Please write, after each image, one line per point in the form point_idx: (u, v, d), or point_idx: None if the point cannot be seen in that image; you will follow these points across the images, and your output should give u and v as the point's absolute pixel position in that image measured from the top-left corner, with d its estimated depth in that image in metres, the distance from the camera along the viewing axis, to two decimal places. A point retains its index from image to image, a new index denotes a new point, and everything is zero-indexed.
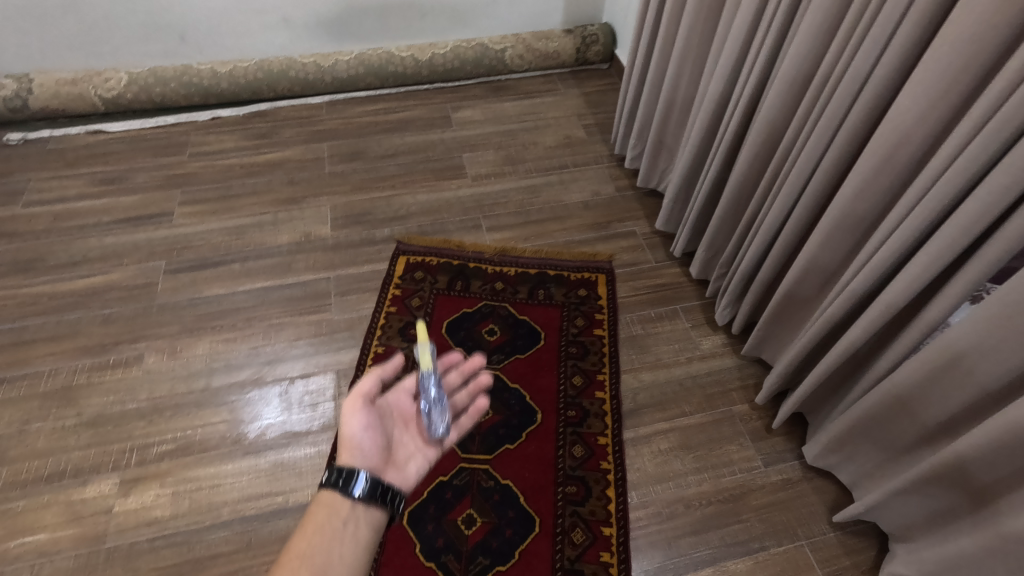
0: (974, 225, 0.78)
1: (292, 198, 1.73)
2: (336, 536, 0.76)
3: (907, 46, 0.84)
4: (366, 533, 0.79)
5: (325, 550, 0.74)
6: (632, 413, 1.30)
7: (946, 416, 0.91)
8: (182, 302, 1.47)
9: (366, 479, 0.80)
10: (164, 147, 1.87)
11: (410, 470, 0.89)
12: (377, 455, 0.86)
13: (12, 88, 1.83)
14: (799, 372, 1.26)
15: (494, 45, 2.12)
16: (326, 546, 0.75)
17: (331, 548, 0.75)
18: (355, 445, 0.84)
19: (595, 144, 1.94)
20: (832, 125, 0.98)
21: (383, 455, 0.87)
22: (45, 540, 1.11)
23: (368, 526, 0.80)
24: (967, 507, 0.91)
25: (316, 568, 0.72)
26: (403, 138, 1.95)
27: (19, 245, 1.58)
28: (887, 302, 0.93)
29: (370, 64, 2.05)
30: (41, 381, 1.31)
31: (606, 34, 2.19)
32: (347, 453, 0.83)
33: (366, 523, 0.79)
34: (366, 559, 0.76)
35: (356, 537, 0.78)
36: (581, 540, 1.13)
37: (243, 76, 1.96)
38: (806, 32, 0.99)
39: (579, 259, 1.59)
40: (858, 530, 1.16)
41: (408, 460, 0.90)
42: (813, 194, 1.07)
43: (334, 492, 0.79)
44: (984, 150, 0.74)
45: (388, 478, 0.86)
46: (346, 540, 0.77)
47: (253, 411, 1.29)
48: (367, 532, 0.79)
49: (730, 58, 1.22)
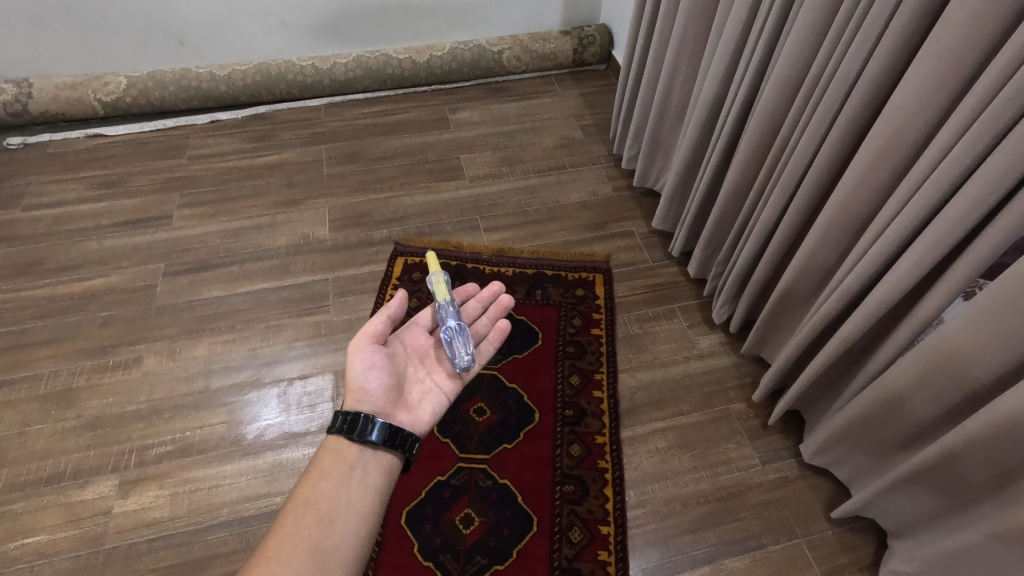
0: (964, 222, 0.78)
1: (291, 200, 1.74)
2: (343, 481, 0.78)
3: (897, 44, 0.84)
4: (375, 477, 0.80)
5: (331, 495, 0.76)
6: (629, 412, 1.30)
7: (941, 411, 0.92)
8: (181, 304, 1.48)
9: (379, 424, 0.82)
10: (164, 151, 1.88)
11: (421, 411, 0.93)
12: (385, 397, 0.89)
13: (13, 93, 1.84)
14: (795, 370, 1.26)
15: (491, 46, 2.13)
16: (334, 491, 0.76)
17: (339, 493, 0.76)
18: (359, 388, 0.87)
19: (592, 144, 1.94)
20: (826, 123, 0.99)
21: (393, 398, 0.90)
22: (45, 542, 1.11)
23: (378, 470, 0.81)
24: (964, 502, 0.91)
25: (322, 513, 0.74)
26: (401, 139, 1.95)
27: (19, 248, 1.58)
28: (881, 298, 0.93)
29: (368, 67, 2.05)
30: (40, 384, 1.32)
31: (603, 35, 2.20)
32: (354, 398, 0.87)
33: (375, 469, 0.81)
34: (375, 502, 0.78)
35: (363, 482, 0.79)
36: (579, 538, 1.13)
37: (241, 79, 1.97)
38: (799, 32, 0.99)
39: (576, 259, 1.60)
40: (856, 527, 1.16)
41: (420, 401, 0.94)
42: (807, 193, 1.07)
43: (341, 439, 0.81)
44: (973, 147, 0.74)
45: (398, 420, 0.89)
46: (352, 485, 0.78)
47: (252, 412, 1.29)
48: (376, 476, 0.80)
49: (723, 59, 1.22)
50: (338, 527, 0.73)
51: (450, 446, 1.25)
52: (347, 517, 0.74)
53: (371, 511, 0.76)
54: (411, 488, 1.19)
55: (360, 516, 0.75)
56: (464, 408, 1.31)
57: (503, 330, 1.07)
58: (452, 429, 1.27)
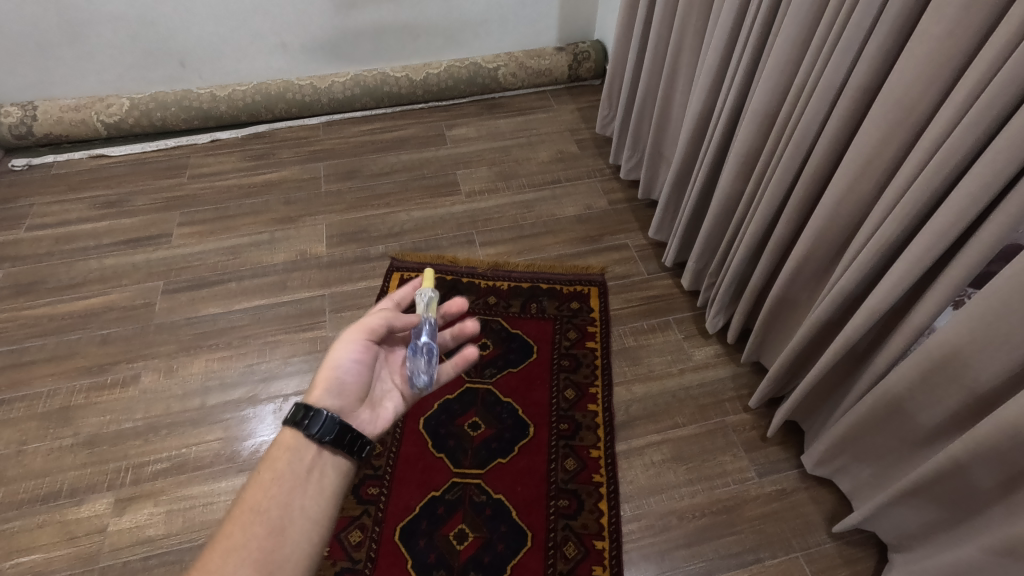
0: (949, 230, 0.79)
1: (288, 217, 1.76)
2: (298, 486, 0.72)
3: (880, 53, 0.86)
4: (332, 480, 0.74)
5: (284, 502, 0.69)
6: (625, 425, 1.30)
7: (940, 419, 0.91)
8: (179, 321, 1.49)
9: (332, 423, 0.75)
10: (164, 170, 1.91)
11: (382, 411, 0.87)
12: (353, 395, 0.83)
13: (18, 116, 1.87)
14: (790, 380, 1.26)
15: (487, 64, 2.16)
16: (287, 497, 0.70)
17: (293, 498, 0.70)
18: (331, 382, 0.81)
19: (588, 158, 1.96)
20: (811, 133, 1.00)
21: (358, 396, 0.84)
22: (39, 560, 1.11)
23: (334, 473, 0.75)
24: (966, 511, 0.90)
25: (273, 523, 0.67)
26: (398, 156, 1.97)
27: (21, 268, 1.61)
28: (871, 307, 0.94)
29: (365, 86, 2.08)
30: (39, 403, 1.33)
31: (597, 51, 2.23)
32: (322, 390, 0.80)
33: (332, 472, 0.75)
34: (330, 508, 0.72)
35: (319, 486, 0.73)
36: (573, 553, 1.12)
37: (241, 99, 2.00)
38: (783, 44, 1.01)
39: (572, 272, 1.61)
40: (857, 540, 1.15)
41: (382, 400, 0.88)
42: (796, 203, 1.09)
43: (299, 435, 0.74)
44: (954, 154, 0.76)
45: (358, 418, 0.83)
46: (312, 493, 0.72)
47: (248, 428, 1.30)
48: (331, 479, 0.74)
49: (711, 72, 1.25)
50: (290, 538, 0.67)
51: (444, 461, 1.25)
52: (299, 525, 0.68)
53: (325, 518, 0.71)
54: (405, 503, 1.19)
55: (318, 525, 0.70)
56: (459, 423, 1.31)
57: (468, 355, 0.96)
58: (446, 444, 1.27)
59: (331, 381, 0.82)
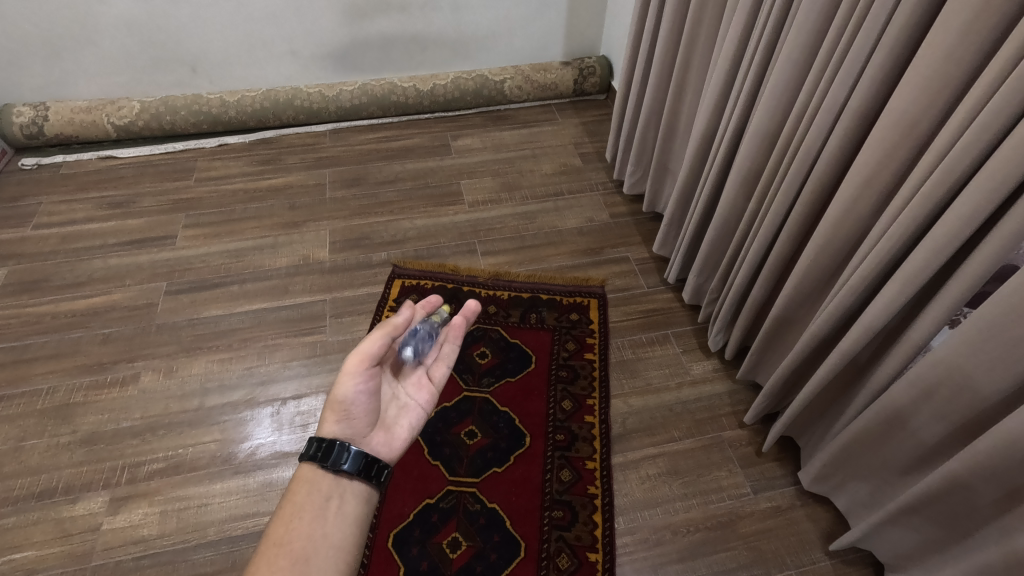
0: (946, 249, 0.80)
1: (293, 222, 1.78)
2: (319, 515, 0.75)
3: (881, 74, 0.87)
4: (354, 506, 0.77)
5: (307, 532, 0.72)
6: (620, 438, 1.30)
7: (938, 437, 0.90)
8: (180, 322, 1.50)
9: (356, 453, 0.78)
10: (172, 173, 1.93)
11: (398, 428, 0.88)
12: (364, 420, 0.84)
13: (29, 115, 1.90)
14: (788, 396, 1.26)
15: (494, 76, 2.19)
16: (309, 527, 0.72)
17: (315, 527, 0.73)
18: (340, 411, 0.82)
19: (591, 172, 1.98)
20: (813, 152, 1.01)
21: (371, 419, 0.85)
22: (31, 558, 1.11)
23: (355, 500, 0.78)
24: (961, 531, 0.90)
25: (297, 553, 0.70)
26: (403, 165, 1.99)
27: (26, 266, 1.62)
28: (866, 323, 0.94)
29: (373, 94, 2.11)
30: (38, 399, 1.34)
31: (602, 66, 2.26)
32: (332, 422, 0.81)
33: (353, 497, 0.78)
34: (354, 534, 0.75)
35: (341, 513, 0.76)
36: (566, 565, 1.12)
37: (251, 104, 2.03)
38: (786, 63, 1.03)
39: (572, 283, 1.62)
40: (851, 559, 1.14)
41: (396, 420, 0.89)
42: (796, 222, 1.10)
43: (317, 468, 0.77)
44: (951, 175, 0.77)
45: (373, 443, 0.85)
46: (333, 523, 0.74)
47: (245, 431, 1.30)
48: (353, 506, 0.77)
49: (715, 91, 1.27)
50: (315, 566, 0.69)
51: (440, 469, 1.25)
52: (323, 554, 0.70)
53: (350, 544, 0.73)
54: (398, 510, 1.18)
55: (342, 552, 0.72)
56: (456, 431, 1.31)
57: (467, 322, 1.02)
58: (442, 451, 1.27)
59: (341, 410, 0.82)
